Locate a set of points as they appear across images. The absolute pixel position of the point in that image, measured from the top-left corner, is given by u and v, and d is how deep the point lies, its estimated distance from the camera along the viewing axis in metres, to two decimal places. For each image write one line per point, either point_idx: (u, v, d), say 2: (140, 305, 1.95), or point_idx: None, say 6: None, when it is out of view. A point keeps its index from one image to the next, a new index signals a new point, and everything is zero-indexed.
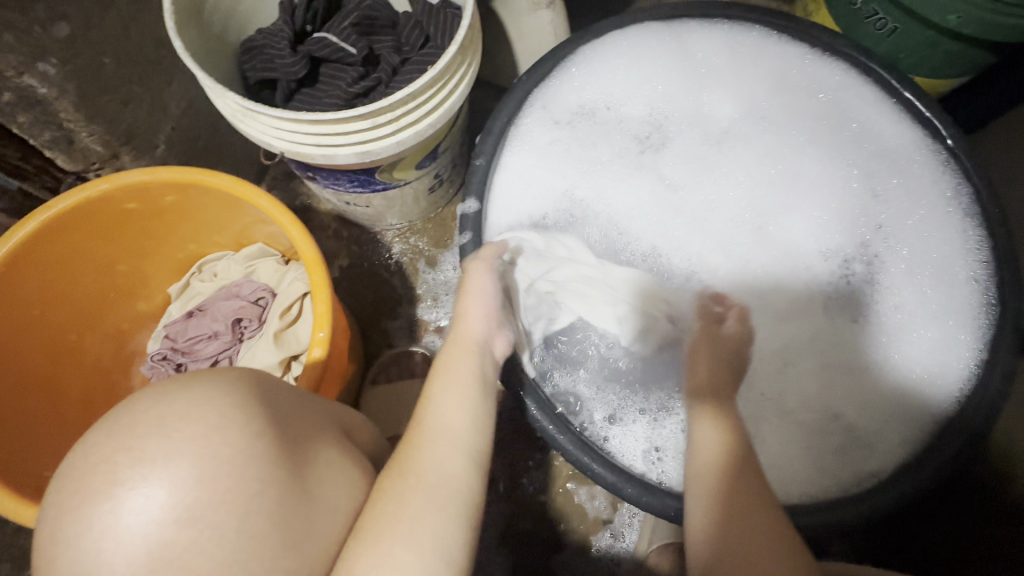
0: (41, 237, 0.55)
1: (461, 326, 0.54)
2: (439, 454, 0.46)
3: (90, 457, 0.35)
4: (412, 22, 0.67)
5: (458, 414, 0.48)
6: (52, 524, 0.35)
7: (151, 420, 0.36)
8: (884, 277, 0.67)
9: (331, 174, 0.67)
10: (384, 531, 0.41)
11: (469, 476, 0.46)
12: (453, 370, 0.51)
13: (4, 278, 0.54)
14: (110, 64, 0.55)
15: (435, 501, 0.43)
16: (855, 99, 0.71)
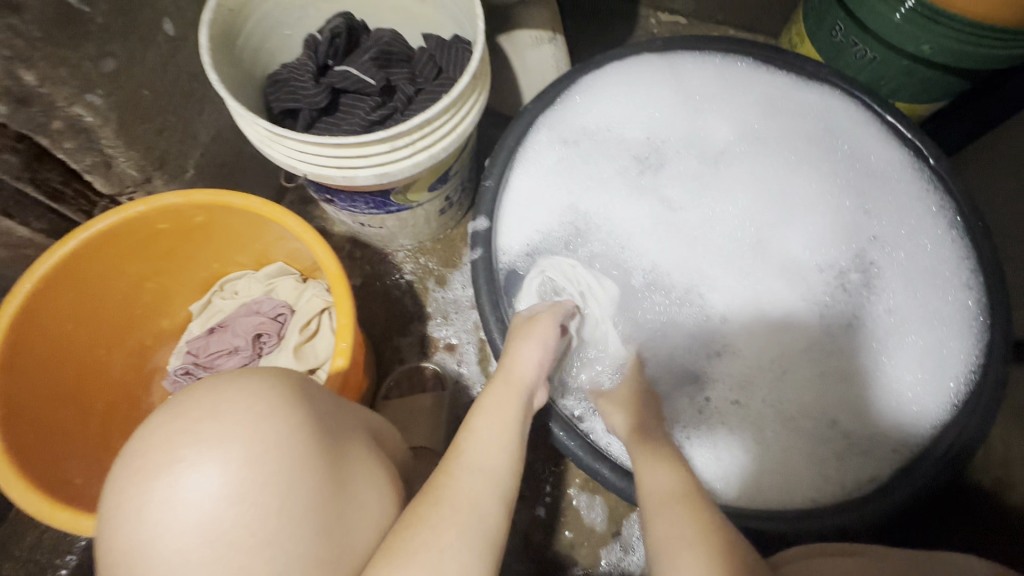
0: (85, 252, 0.58)
1: (515, 368, 0.55)
2: (476, 487, 0.47)
3: (151, 436, 0.38)
4: (427, 55, 0.72)
5: (500, 453, 0.50)
6: (114, 497, 0.38)
7: (207, 406, 0.39)
8: (880, 283, 0.70)
9: (349, 196, 0.71)
10: (410, 552, 0.41)
11: (500, 508, 0.47)
12: (506, 410, 0.52)
13: (52, 289, 0.57)
14: (148, 95, 0.59)
15: (460, 539, 0.43)
16: (840, 123, 0.75)
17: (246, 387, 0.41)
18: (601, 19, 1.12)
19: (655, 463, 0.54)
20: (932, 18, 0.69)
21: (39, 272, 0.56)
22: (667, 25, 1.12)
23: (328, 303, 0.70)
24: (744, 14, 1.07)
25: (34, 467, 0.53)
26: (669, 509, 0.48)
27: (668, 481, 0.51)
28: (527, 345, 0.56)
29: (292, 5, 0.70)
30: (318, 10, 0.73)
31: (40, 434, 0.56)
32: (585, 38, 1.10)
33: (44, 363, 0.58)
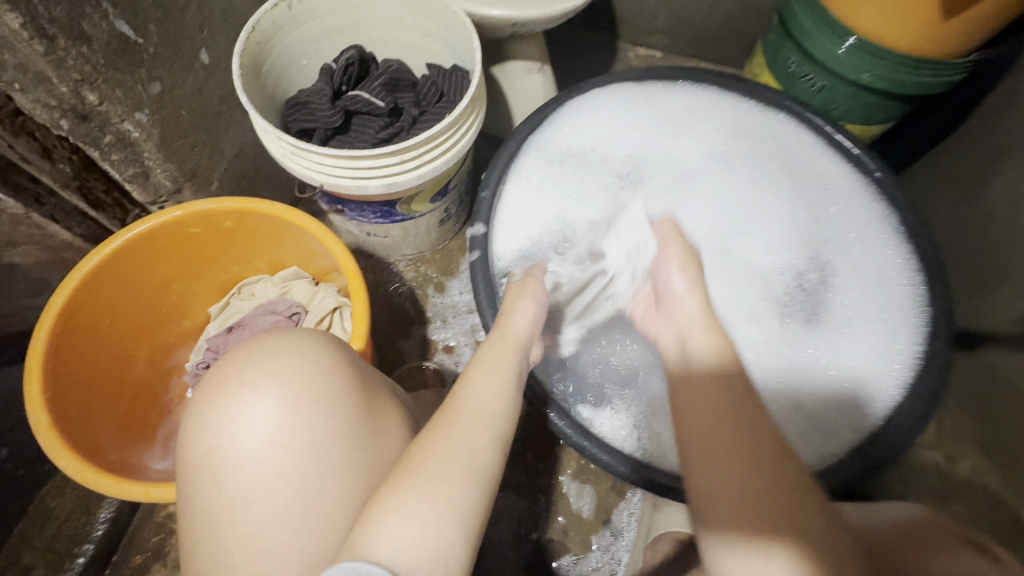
0: (136, 246, 0.66)
1: (511, 323, 0.60)
2: (472, 427, 0.47)
3: (226, 368, 0.48)
4: (429, 82, 0.81)
5: (496, 398, 0.51)
6: (195, 416, 0.47)
7: (266, 347, 0.49)
8: (835, 280, 0.79)
9: (359, 206, 0.79)
10: (408, 480, 0.42)
11: (495, 449, 0.47)
12: (504, 359, 0.55)
13: (113, 271, 0.65)
14: (185, 115, 0.68)
15: (453, 476, 0.43)
16: (795, 143, 0.85)
17: (296, 335, 0.50)
18: (584, 53, 1.23)
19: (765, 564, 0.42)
20: (869, 49, 0.80)
21: (87, 267, 0.62)
22: (645, 58, 1.24)
23: (341, 303, 0.77)
24: (712, 49, 1.19)
25: (75, 438, 0.59)
26: None
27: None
28: (525, 305, 0.63)
29: (310, 39, 0.80)
30: (333, 43, 0.83)
31: (78, 408, 0.62)
32: (570, 70, 1.22)
33: (94, 338, 0.66)
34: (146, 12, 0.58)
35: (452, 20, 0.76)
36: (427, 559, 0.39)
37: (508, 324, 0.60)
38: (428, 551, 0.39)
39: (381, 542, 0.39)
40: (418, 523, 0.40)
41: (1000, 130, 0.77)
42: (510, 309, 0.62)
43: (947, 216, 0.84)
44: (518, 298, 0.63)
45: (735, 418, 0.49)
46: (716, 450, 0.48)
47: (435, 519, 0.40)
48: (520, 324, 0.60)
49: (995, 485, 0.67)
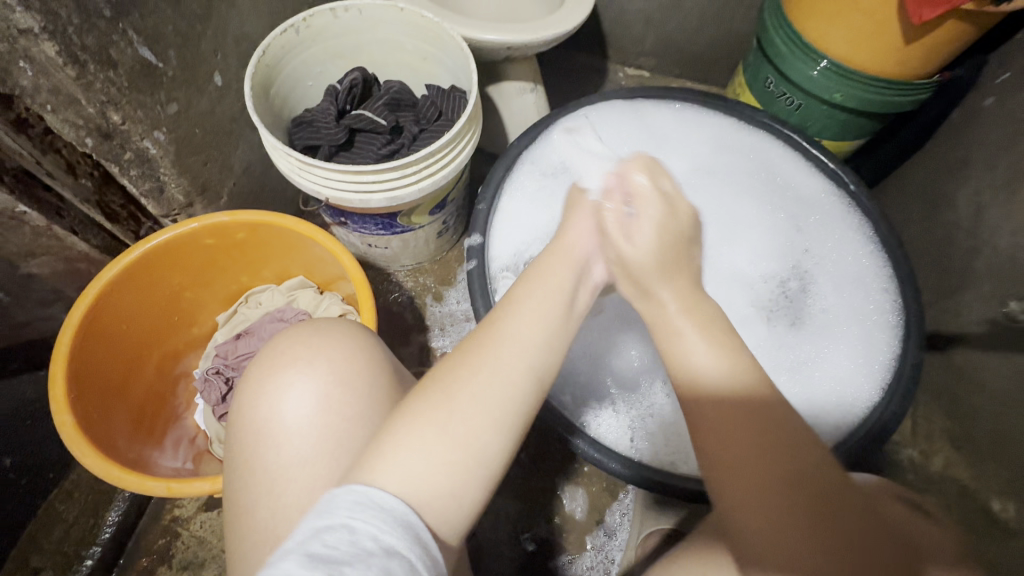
0: (167, 251, 0.71)
1: (576, 246, 0.56)
2: (512, 353, 0.46)
3: (276, 346, 0.53)
4: (429, 101, 0.86)
5: (541, 334, 0.48)
6: (249, 388, 0.51)
7: (311, 328, 0.54)
8: (814, 287, 0.84)
9: (360, 218, 0.83)
10: (434, 404, 0.43)
11: (532, 386, 0.46)
12: (558, 287, 0.52)
13: (146, 271, 0.70)
14: (199, 133, 0.72)
15: (475, 416, 0.43)
16: (775, 158, 0.90)
17: (337, 324, 0.55)
18: (575, 73, 1.29)
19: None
20: (839, 71, 0.86)
21: (106, 277, 0.66)
22: (633, 77, 1.30)
23: (345, 310, 0.81)
24: (697, 70, 1.26)
25: (95, 436, 0.63)
26: None
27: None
28: (584, 222, 0.59)
29: (315, 61, 0.84)
30: (337, 65, 0.88)
31: (96, 406, 0.66)
32: (562, 89, 1.27)
33: (118, 338, 0.70)
34: (167, 38, 0.63)
35: (450, 44, 0.81)
36: (438, 490, 0.40)
37: (569, 243, 0.56)
38: (440, 482, 0.40)
39: (397, 463, 0.40)
40: (434, 455, 0.41)
41: (962, 145, 0.83)
42: (566, 228, 0.58)
43: (916, 226, 0.89)
44: (575, 214, 0.59)
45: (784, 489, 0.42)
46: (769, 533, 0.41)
47: (448, 456, 0.41)
48: (582, 248, 0.56)
49: (965, 477, 0.70)
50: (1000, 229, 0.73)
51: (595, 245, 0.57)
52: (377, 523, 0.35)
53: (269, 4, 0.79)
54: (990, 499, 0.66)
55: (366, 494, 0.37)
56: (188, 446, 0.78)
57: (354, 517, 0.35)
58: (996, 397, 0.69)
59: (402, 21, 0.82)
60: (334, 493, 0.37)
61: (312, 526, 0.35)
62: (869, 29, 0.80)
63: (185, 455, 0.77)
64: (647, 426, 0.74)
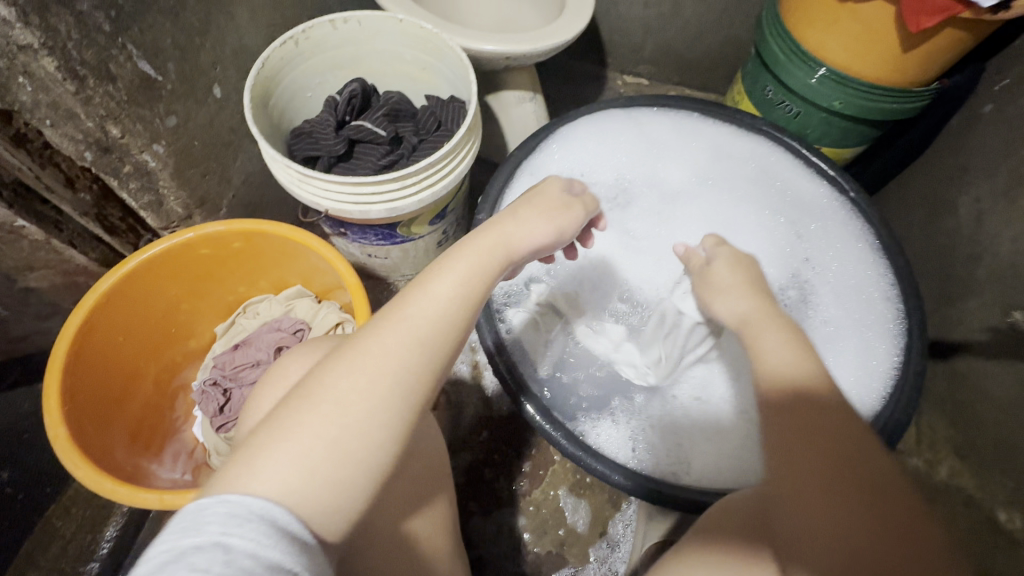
0: (163, 264, 0.71)
1: (516, 234, 0.55)
2: (401, 335, 0.44)
3: (279, 365, 0.54)
4: (428, 112, 0.86)
5: (444, 320, 0.47)
6: (253, 406, 0.52)
7: (314, 347, 0.54)
8: (813, 297, 0.84)
9: (361, 228, 0.83)
10: (308, 395, 0.41)
11: (428, 372, 0.45)
12: (476, 271, 0.50)
13: (138, 285, 0.70)
14: (198, 145, 0.72)
15: (358, 406, 0.41)
16: (775, 165, 0.90)
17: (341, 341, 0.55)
18: (574, 82, 1.30)
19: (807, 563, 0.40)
20: (838, 79, 0.86)
21: (102, 289, 0.66)
22: (632, 85, 1.30)
23: (342, 318, 0.80)
24: (695, 77, 1.26)
25: (88, 449, 0.63)
26: None
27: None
28: (541, 221, 0.57)
29: (314, 72, 0.84)
30: (336, 76, 0.88)
31: (90, 419, 0.66)
32: (561, 97, 1.28)
33: (112, 351, 0.70)
34: (166, 52, 0.63)
35: (448, 54, 0.81)
36: (315, 486, 0.38)
37: (511, 233, 0.54)
38: (310, 478, 0.38)
39: (268, 460, 0.38)
40: (307, 449, 0.39)
41: (961, 152, 0.83)
42: (522, 216, 0.56)
43: (917, 233, 0.89)
44: (524, 208, 0.57)
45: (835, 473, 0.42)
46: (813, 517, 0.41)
47: (320, 452, 0.39)
48: (522, 239, 0.55)
49: (970, 485, 0.70)
50: (1001, 236, 0.72)
51: (547, 240, 0.57)
52: (255, 539, 0.33)
53: (267, 17, 0.79)
54: (996, 509, 0.67)
55: (245, 505, 0.35)
56: (186, 459, 0.78)
57: (229, 533, 0.33)
58: (999, 404, 0.69)
59: (401, 31, 0.82)
60: (203, 504, 0.35)
61: (180, 543, 0.32)
62: (866, 38, 0.80)
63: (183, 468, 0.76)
64: (645, 437, 0.73)
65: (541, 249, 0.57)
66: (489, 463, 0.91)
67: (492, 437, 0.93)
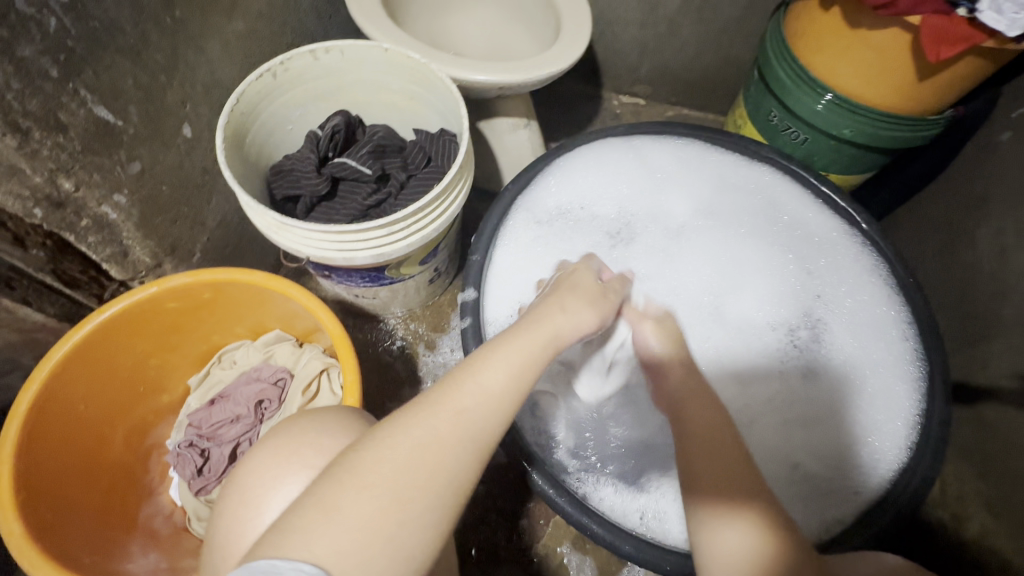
0: (120, 323, 0.65)
1: (566, 325, 0.53)
2: (449, 426, 0.42)
3: (255, 450, 0.49)
4: (417, 147, 0.81)
5: (496, 409, 0.44)
6: (229, 501, 0.48)
7: (292, 429, 0.49)
8: (828, 337, 0.78)
9: (346, 273, 0.77)
10: (354, 474, 0.39)
11: (474, 466, 0.42)
12: (526, 360, 0.47)
13: (94, 350, 0.64)
14: (166, 190, 0.66)
15: (408, 496, 0.39)
16: (782, 196, 0.85)
17: (323, 416, 0.50)
18: (569, 103, 1.25)
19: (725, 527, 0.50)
20: (849, 107, 0.82)
21: (56, 357, 0.60)
22: (629, 106, 1.26)
23: (328, 364, 0.75)
24: (695, 98, 1.22)
25: (51, 539, 0.57)
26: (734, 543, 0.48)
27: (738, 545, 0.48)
28: (586, 309, 0.56)
29: (295, 105, 0.79)
30: (319, 108, 0.82)
31: (49, 503, 0.60)
32: (557, 119, 1.23)
33: (68, 423, 0.64)
34: (127, 94, 0.57)
35: (438, 85, 0.76)
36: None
37: (558, 323, 0.52)
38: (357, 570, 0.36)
39: (314, 543, 0.36)
40: (353, 538, 0.36)
41: (978, 182, 0.78)
42: (563, 303, 0.55)
43: (932, 265, 0.84)
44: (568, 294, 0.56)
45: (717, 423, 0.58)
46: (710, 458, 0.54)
47: (368, 542, 0.37)
48: (570, 329, 0.53)
49: (1007, 549, 0.66)
50: None
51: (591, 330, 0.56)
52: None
53: (244, 48, 0.73)
54: None
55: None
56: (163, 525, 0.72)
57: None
58: None
59: (388, 61, 0.77)
60: (274, 566, 0.34)
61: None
62: (880, 65, 0.76)
63: (161, 537, 0.70)
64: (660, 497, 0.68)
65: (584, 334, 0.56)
66: (487, 517, 0.85)
67: (489, 488, 0.87)
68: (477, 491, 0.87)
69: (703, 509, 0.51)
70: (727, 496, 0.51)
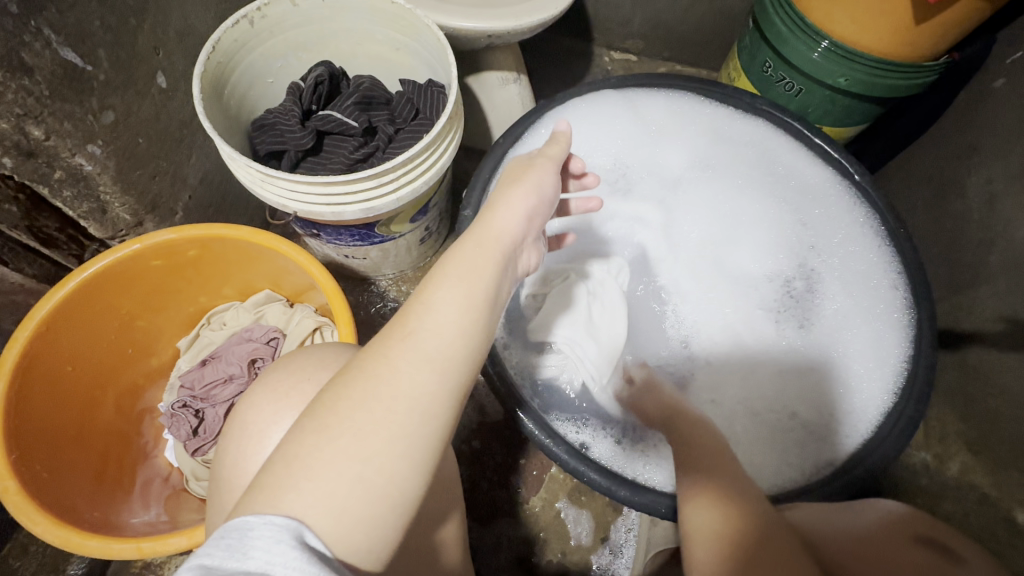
0: (101, 281, 0.63)
1: (502, 221, 0.50)
2: (405, 368, 0.38)
3: (246, 402, 0.48)
4: (404, 99, 0.78)
5: (456, 336, 0.41)
6: (225, 456, 0.47)
7: (281, 378, 0.48)
8: (820, 287, 0.81)
9: (335, 230, 0.75)
10: (322, 422, 0.37)
11: (439, 390, 0.39)
12: (471, 264, 0.44)
13: (76, 310, 0.62)
14: (143, 143, 0.63)
15: (370, 439, 0.36)
16: (777, 149, 0.83)
17: (310, 359, 0.49)
18: (559, 60, 1.22)
19: (701, 500, 0.53)
20: (845, 54, 0.80)
21: (39, 316, 0.59)
22: (620, 62, 1.22)
23: (320, 322, 0.74)
24: (687, 52, 1.19)
25: (47, 497, 0.57)
26: (710, 502, 0.52)
27: (709, 519, 0.51)
28: (518, 197, 0.52)
29: (274, 55, 0.76)
30: (299, 59, 0.79)
31: (45, 463, 0.59)
32: (546, 77, 1.20)
33: (56, 383, 0.62)
34: (94, 36, 0.54)
35: (423, 33, 0.73)
36: (338, 526, 0.34)
37: (493, 222, 0.49)
38: (337, 522, 0.34)
39: (288, 498, 0.34)
40: (320, 486, 0.34)
41: (970, 130, 0.78)
42: (499, 199, 0.52)
43: (921, 217, 0.85)
44: (507, 192, 0.52)
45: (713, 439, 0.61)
46: (708, 457, 0.58)
47: (341, 490, 0.35)
48: (510, 226, 0.50)
49: (986, 484, 0.68)
50: (1014, 222, 0.69)
51: (529, 207, 0.52)
52: (299, 570, 0.29)
53: None
54: (1015, 509, 0.65)
55: (291, 529, 0.32)
56: (161, 486, 0.71)
57: (275, 563, 0.29)
58: (1015, 397, 0.67)
59: (370, 8, 0.74)
60: (247, 521, 0.32)
61: (222, 566, 0.29)
62: (877, 7, 0.75)
63: (159, 497, 0.70)
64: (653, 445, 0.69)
65: (529, 224, 0.52)
66: (484, 471, 0.87)
67: (484, 445, 0.88)
68: (474, 448, 0.88)
69: (689, 491, 0.54)
70: (715, 483, 0.54)
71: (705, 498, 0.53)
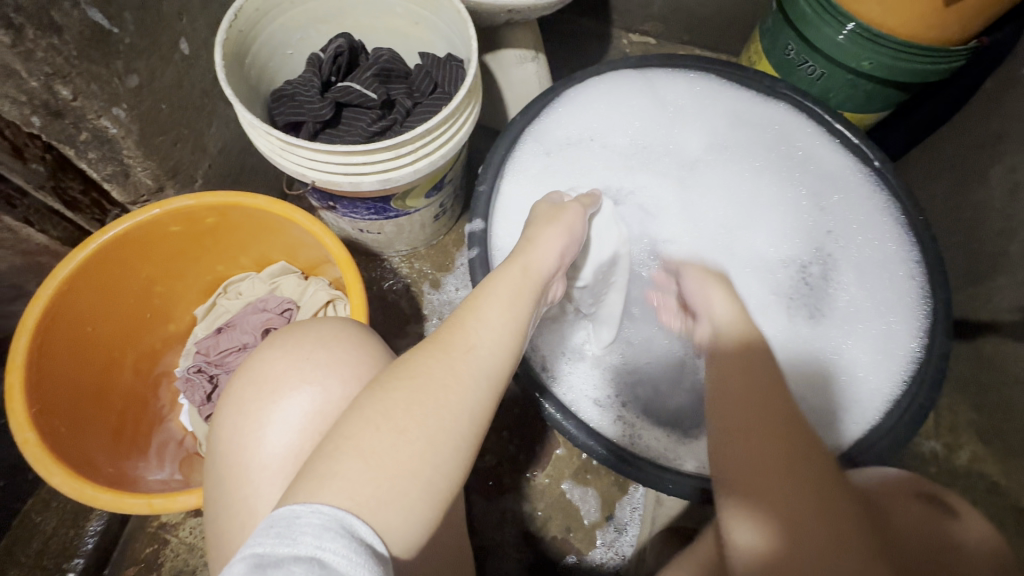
0: (120, 243, 0.64)
1: (537, 255, 0.53)
2: (463, 370, 0.42)
3: (251, 367, 0.48)
4: (422, 73, 0.78)
5: (501, 351, 0.44)
6: (227, 418, 0.47)
7: (287, 344, 0.48)
8: (836, 274, 0.78)
9: (351, 202, 0.76)
10: (375, 412, 0.38)
11: (489, 401, 0.42)
12: (520, 293, 0.49)
13: (95, 270, 0.63)
14: (165, 109, 0.64)
15: (433, 438, 0.38)
16: (796, 133, 0.83)
17: (316, 328, 0.50)
18: (577, 41, 1.20)
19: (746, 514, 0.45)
20: (870, 36, 0.79)
21: (61, 274, 0.60)
22: (639, 45, 1.21)
23: (333, 295, 0.75)
24: (707, 36, 1.17)
25: (66, 452, 0.58)
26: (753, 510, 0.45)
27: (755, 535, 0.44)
28: (557, 237, 0.57)
29: (294, 27, 0.76)
30: (318, 32, 0.79)
31: (64, 420, 0.61)
32: (564, 59, 1.19)
33: (77, 344, 0.64)
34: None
35: (444, 7, 0.73)
36: (395, 514, 0.35)
37: (533, 254, 0.53)
38: (384, 512, 0.35)
39: (326, 488, 0.34)
40: (364, 481, 0.35)
41: (995, 118, 0.77)
42: (538, 236, 0.56)
43: (942, 205, 0.84)
44: (546, 226, 0.57)
45: (787, 409, 0.49)
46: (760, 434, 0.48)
47: (388, 494, 0.35)
48: (543, 259, 0.54)
49: (995, 473, 0.68)
50: None
51: (565, 244, 0.58)
52: (347, 556, 0.30)
53: None
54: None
55: (336, 517, 0.33)
56: (175, 450, 0.73)
57: (323, 548, 0.30)
58: None
59: None
60: (294, 510, 0.32)
61: (272, 553, 0.30)
62: None
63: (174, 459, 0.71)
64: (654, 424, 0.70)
65: (560, 261, 0.57)
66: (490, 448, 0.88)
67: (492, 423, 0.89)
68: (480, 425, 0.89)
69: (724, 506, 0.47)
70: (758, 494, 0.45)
71: (750, 514, 0.45)
